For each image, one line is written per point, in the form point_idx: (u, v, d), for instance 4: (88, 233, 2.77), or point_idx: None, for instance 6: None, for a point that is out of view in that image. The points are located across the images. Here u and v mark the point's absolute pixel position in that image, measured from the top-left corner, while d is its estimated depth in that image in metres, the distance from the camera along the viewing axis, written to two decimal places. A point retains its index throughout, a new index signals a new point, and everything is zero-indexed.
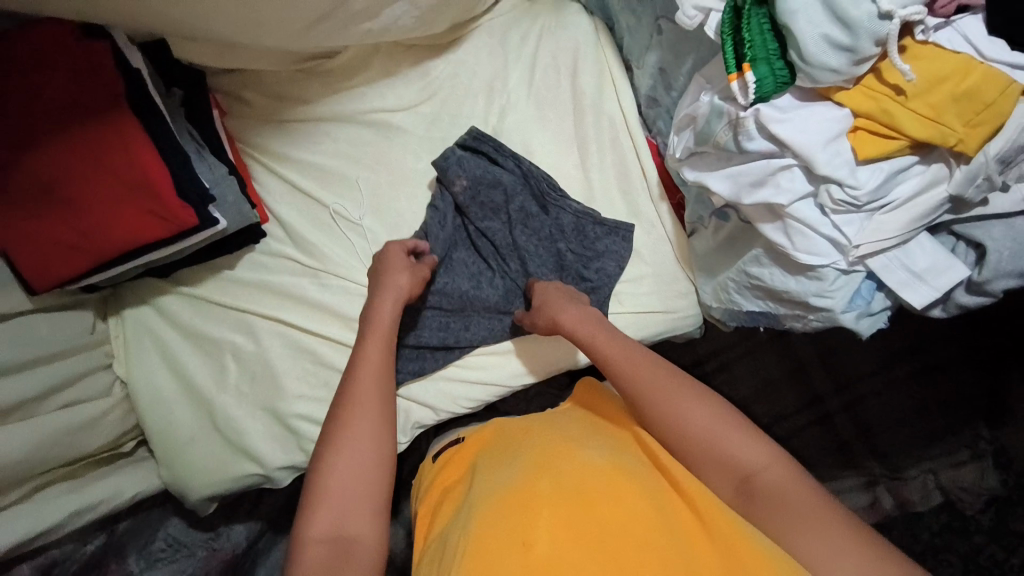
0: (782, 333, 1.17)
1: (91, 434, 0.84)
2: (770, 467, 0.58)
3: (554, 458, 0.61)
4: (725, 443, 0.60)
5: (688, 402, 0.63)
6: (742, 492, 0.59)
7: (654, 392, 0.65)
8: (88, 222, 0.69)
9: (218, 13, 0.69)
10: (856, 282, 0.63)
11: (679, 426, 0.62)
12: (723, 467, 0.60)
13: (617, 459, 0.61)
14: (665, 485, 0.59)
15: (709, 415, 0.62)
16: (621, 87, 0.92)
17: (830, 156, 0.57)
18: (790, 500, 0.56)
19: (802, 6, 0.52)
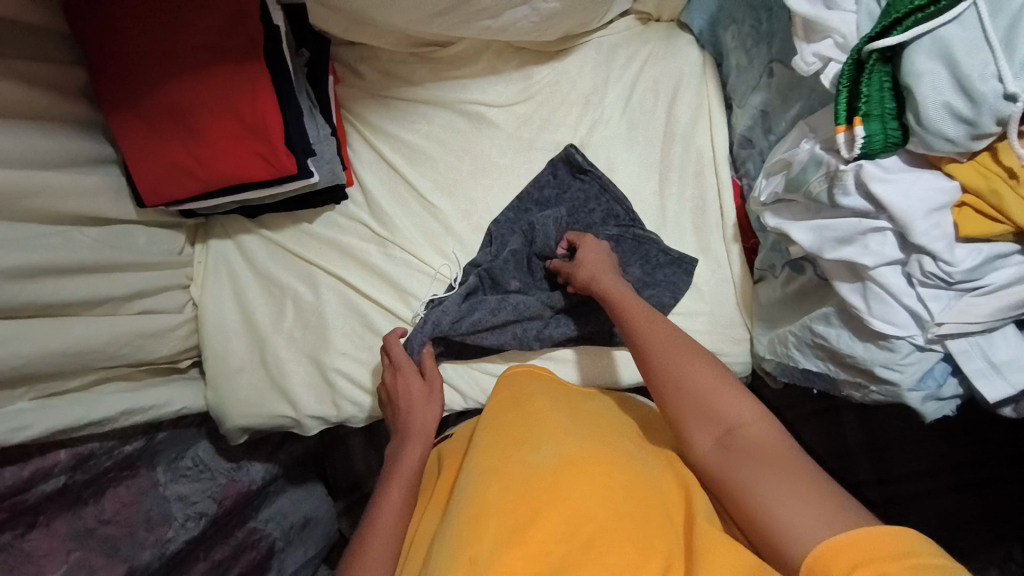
0: (826, 404, 1.13)
1: (160, 342, 0.90)
2: (755, 424, 0.61)
3: (509, 458, 0.66)
4: (716, 399, 0.63)
5: (683, 360, 0.67)
6: (725, 443, 0.61)
7: (661, 350, 0.69)
8: (203, 151, 0.75)
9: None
10: (930, 361, 0.60)
11: (676, 384, 0.66)
12: (710, 418, 0.63)
13: (560, 449, 0.66)
14: (608, 464, 0.64)
15: (707, 376, 0.65)
16: (716, 123, 0.93)
17: (930, 227, 0.55)
18: (764, 451, 0.58)
19: (929, 70, 0.52)
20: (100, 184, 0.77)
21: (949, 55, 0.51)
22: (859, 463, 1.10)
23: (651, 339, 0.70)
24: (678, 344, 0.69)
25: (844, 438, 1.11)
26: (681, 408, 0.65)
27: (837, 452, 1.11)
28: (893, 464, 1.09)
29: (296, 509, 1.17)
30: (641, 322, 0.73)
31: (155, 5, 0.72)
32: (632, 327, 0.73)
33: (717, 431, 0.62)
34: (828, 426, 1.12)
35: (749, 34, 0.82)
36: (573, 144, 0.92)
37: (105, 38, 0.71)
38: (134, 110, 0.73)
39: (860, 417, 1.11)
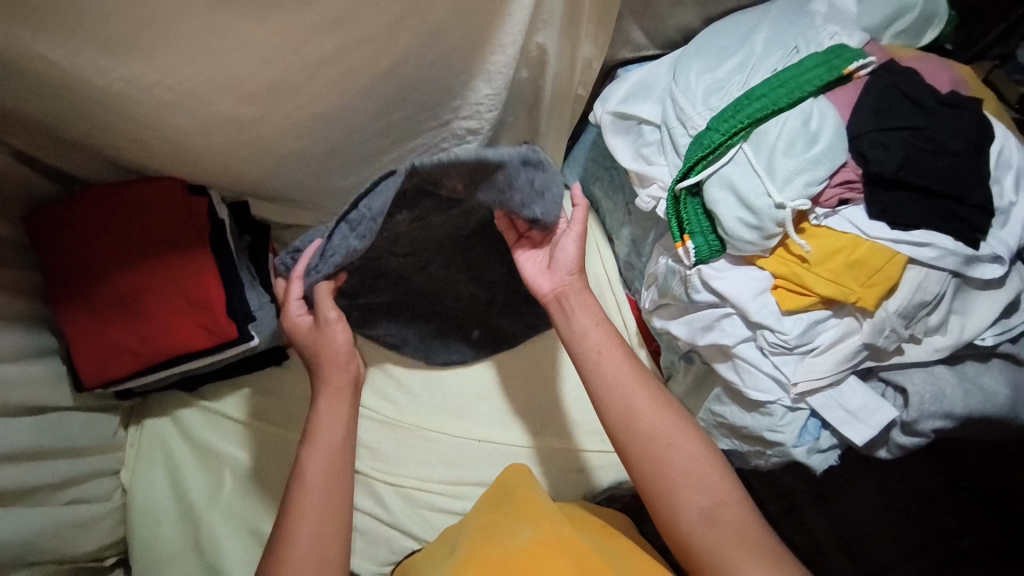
0: (787, 503, 1.15)
1: (85, 535, 0.86)
2: (733, 505, 0.66)
3: (491, 545, 0.68)
4: (703, 476, 0.67)
5: (673, 428, 0.69)
6: (711, 517, 0.65)
7: (652, 415, 0.69)
8: (149, 329, 0.82)
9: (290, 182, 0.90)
10: (801, 419, 0.70)
11: (664, 454, 0.68)
12: (698, 491, 0.66)
13: (543, 531, 0.68)
14: (592, 548, 0.66)
15: (689, 454, 0.68)
16: (605, 254, 1.10)
17: (760, 307, 0.70)
18: (744, 534, 0.64)
19: (722, 198, 0.71)
20: (43, 374, 0.80)
21: (732, 185, 0.71)
22: (836, 560, 1.13)
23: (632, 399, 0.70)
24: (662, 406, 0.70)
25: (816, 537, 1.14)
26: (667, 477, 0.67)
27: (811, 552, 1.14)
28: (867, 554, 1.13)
29: None
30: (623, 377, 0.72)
31: (107, 211, 0.83)
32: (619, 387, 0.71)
33: (704, 503, 0.66)
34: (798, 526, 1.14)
35: (609, 187, 1.05)
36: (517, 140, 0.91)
37: (60, 244, 0.81)
38: (83, 302, 0.81)
39: (820, 511, 1.15)
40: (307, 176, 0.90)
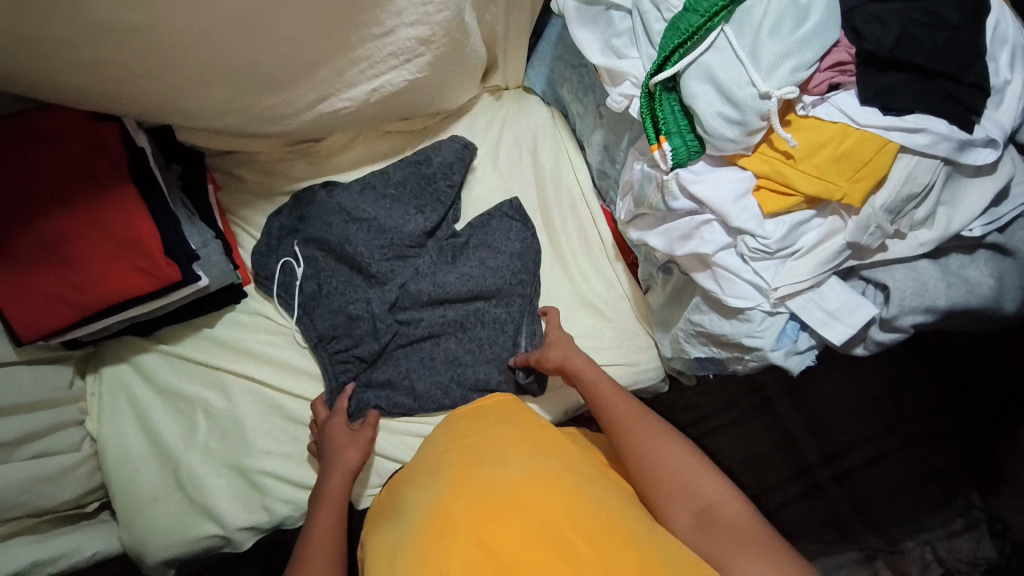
0: (760, 397, 1.25)
1: (58, 485, 0.85)
2: (729, 503, 0.68)
3: (474, 474, 0.63)
4: (693, 478, 0.70)
5: (658, 437, 0.75)
6: (702, 519, 0.67)
7: (627, 423, 0.77)
8: (78, 274, 0.74)
9: (211, 100, 0.79)
10: (780, 322, 0.68)
11: (643, 455, 0.74)
12: (687, 498, 0.69)
13: (532, 464, 0.64)
14: (579, 485, 0.63)
15: (680, 458, 0.72)
16: (577, 163, 1.04)
17: (741, 211, 0.65)
18: (738, 532, 0.65)
19: (701, 90, 0.64)
20: None
21: (712, 75, 0.63)
22: (805, 446, 1.23)
23: (614, 412, 0.79)
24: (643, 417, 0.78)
25: (785, 424, 1.24)
26: (652, 470, 0.72)
27: (781, 441, 1.24)
28: (833, 439, 1.23)
29: None
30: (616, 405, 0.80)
31: (11, 148, 0.74)
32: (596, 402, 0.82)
33: (696, 506, 0.68)
34: (767, 417, 1.25)
35: (578, 87, 0.95)
36: (517, 197, 1.02)
37: None
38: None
39: (792, 402, 1.25)
40: (231, 93, 0.79)
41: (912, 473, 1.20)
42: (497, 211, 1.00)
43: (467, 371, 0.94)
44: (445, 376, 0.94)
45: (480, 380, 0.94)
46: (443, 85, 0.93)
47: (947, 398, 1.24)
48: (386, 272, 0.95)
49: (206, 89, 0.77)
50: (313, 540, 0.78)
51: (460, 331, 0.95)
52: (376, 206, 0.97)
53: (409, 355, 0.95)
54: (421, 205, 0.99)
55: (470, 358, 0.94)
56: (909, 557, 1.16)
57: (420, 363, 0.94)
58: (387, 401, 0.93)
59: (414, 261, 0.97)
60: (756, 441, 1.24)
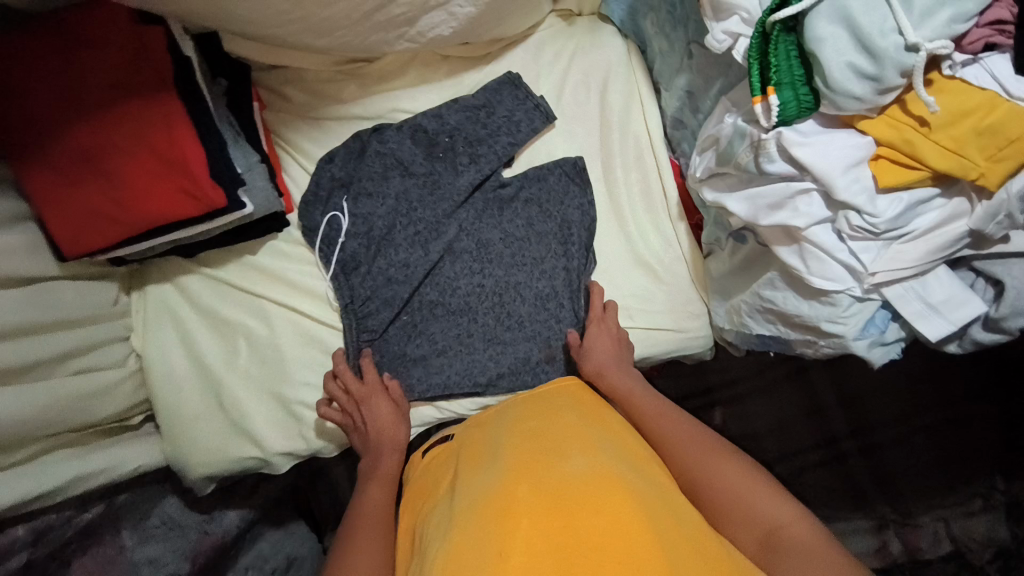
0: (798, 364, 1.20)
1: (103, 402, 0.86)
2: (795, 524, 0.64)
3: (535, 465, 0.63)
4: (757, 498, 0.67)
5: (719, 456, 0.72)
6: (768, 543, 0.64)
7: (687, 444, 0.75)
8: (123, 192, 0.71)
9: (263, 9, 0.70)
10: (869, 310, 0.63)
11: (704, 472, 0.71)
12: (743, 517, 0.67)
13: (597, 462, 0.63)
14: (646, 487, 0.61)
15: (739, 477, 0.70)
16: (648, 109, 0.95)
17: (851, 182, 0.57)
18: (803, 548, 0.61)
19: (830, 34, 0.54)
20: (18, 242, 0.72)
21: (848, 17, 0.53)
22: (833, 415, 1.19)
23: (672, 431, 0.77)
24: (703, 438, 0.75)
25: (816, 394, 1.20)
26: (715, 491, 0.69)
27: (810, 408, 1.20)
28: (866, 411, 1.19)
29: (276, 552, 1.08)
30: (670, 422, 0.78)
31: (51, 48, 0.68)
32: (649, 420, 0.80)
33: (760, 530, 0.65)
34: (802, 384, 1.20)
35: (666, 19, 0.85)
36: (582, 157, 0.95)
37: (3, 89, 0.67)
38: (40, 157, 0.68)
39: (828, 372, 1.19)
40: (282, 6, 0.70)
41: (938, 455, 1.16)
42: (557, 169, 0.94)
43: (502, 352, 0.91)
44: (482, 355, 0.91)
45: (523, 359, 0.91)
46: (511, 8, 0.85)
47: (992, 383, 1.15)
48: (432, 230, 0.92)
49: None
50: (367, 519, 0.77)
51: (500, 306, 0.92)
52: (429, 161, 0.93)
53: (442, 322, 0.92)
54: (473, 159, 0.93)
55: (510, 338, 0.91)
56: (921, 531, 1.14)
57: (455, 338, 0.92)
58: (422, 381, 0.91)
59: (459, 218, 0.93)
60: (784, 410, 1.20)
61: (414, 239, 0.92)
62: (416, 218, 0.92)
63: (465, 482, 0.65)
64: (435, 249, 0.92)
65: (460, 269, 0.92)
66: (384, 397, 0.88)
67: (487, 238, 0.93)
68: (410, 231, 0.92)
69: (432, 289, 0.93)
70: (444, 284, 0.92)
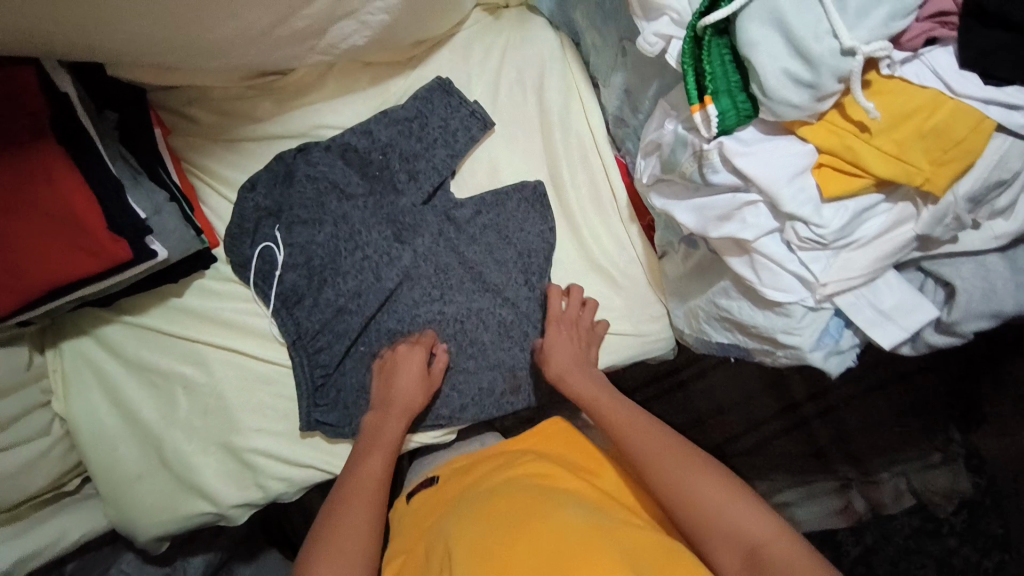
0: None
1: (30, 477, 0.80)
2: (779, 540, 0.63)
3: (528, 518, 0.61)
4: (736, 513, 0.66)
5: (696, 466, 0.70)
6: (751, 561, 0.62)
7: (661, 456, 0.72)
8: (10, 255, 0.63)
9: (138, 37, 0.61)
10: (823, 320, 0.61)
11: (681, 484, 0.69)
12: (728, 534, 0.65)
13: (592, 516, 0.62)
14: (642, 539, 0.60)
15: (717, 489, 0.68)
16: (589, 107, 0.89)
17: (796, 192, 0.54)
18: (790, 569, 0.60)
19: (763, 39, 0.50)
20: None
21: (780, 20, 0.50)
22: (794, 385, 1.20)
23: (644, 439, 0.74)
24: (676, 444, 0.73)
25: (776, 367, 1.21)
26: (695, 502, 0.67)
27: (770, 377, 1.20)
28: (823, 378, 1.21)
29: None
30: (641, 430, 0.76)
31: None
32: (619, 432, 0.77)
33: (744, 546, 0.64)
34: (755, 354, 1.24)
35: (596, 12, 0.78)
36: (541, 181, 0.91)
37: None
38: None
39: None
40: (167, 35, 0.62)
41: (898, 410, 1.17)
42: (516, 194, 0.90)
43: (465, 380, 0.91)
44: (446, 385, 0.90)
45: (485, 388, 0.91)
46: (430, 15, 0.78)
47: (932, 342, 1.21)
48: (381, 255, 0.87)
49: (125, 26, 0.58)
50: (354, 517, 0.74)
51: (462, 336, 0.90)
52: (363, 180, 0.87)
53: None
54: (413, 178, 0.87)
55: (472, 366, 0.91)
56: (884, 486, 1.15)
57: None
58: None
59: (412, 244, 0.88)
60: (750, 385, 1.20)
61: (364, 267, 0.87)
62: (363, 247, 0.87)
63: (455, 531, 0.64)
64: (388, 277, 0.88)
65: (418, 298, 0.89)
66: (416, 356, 0.85)
67: (440, 263, 0.89)
68: (356, 259, 0.87)
69: (388, 320, 0.89)
70: (400, 314, 0.89)
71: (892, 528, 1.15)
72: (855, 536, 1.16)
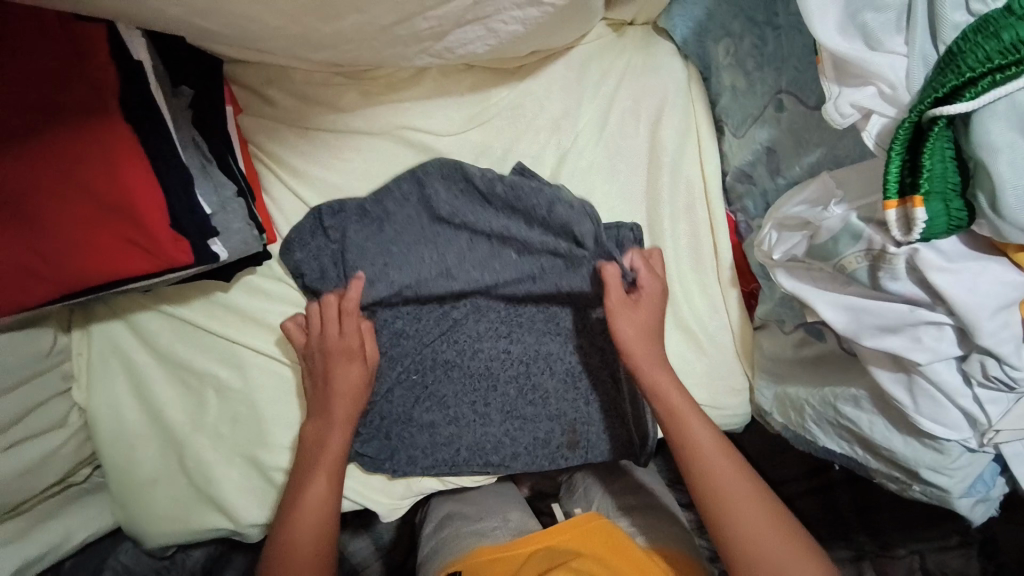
0: None
1: (41, 476, 0.71)
2: None
3: None
4: (794, 559, 0.60)
5: (764, 512, 0.63)
6: None
7: (735, 492, 0.64)
8: (51, 240, 0.54)
9: (253, 20, 0.53)
10: (980, 464, 0.54)
11: (741, 517, 0.62)
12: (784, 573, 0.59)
13: None
14: None
15: (782, 530, 0.62)
16: (707, 150, 0.80)
17: (998, 327, 0.46)
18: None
19: (1011, 145, 0.41)
20: None
21: None
22: None
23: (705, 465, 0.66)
24: (758, 489, 0.64)
25: None
26: (756, 549, 0.61)
27: None
28: None
29: None
30: (711, 454, 0.66)
31: None
32: (682, 426, 0.68)
33: None
34: None
35: (751, 53, 0.70)
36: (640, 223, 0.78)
37: None
38: None
39: None
40: (281, 19, 0.54)
41: None
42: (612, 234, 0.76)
43: (520, 428, 0.80)
44: (499, 429, 0.80)
45: (540, 438, 0.81)
46: (557, 29, 0.69)
47: None
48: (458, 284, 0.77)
49: (242, 9, 0.50)
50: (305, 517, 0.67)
51: (524, 381, 0.80)
52: (451, 228, 0.77)
53: (456, 384, 0.80)
54: (506, 235, 0.76)
55: (531, 414, 0.81)
56: None
57: (469, 405, 0.80)
58: (429, 451, 0.79)
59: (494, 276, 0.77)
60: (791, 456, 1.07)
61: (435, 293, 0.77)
62: (436, 272, 0.77)
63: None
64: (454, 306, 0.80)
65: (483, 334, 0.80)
66: (356, 359, 0.74)
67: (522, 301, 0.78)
68: (427, 282, 0.77)
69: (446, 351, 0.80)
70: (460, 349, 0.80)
71: None
72: None
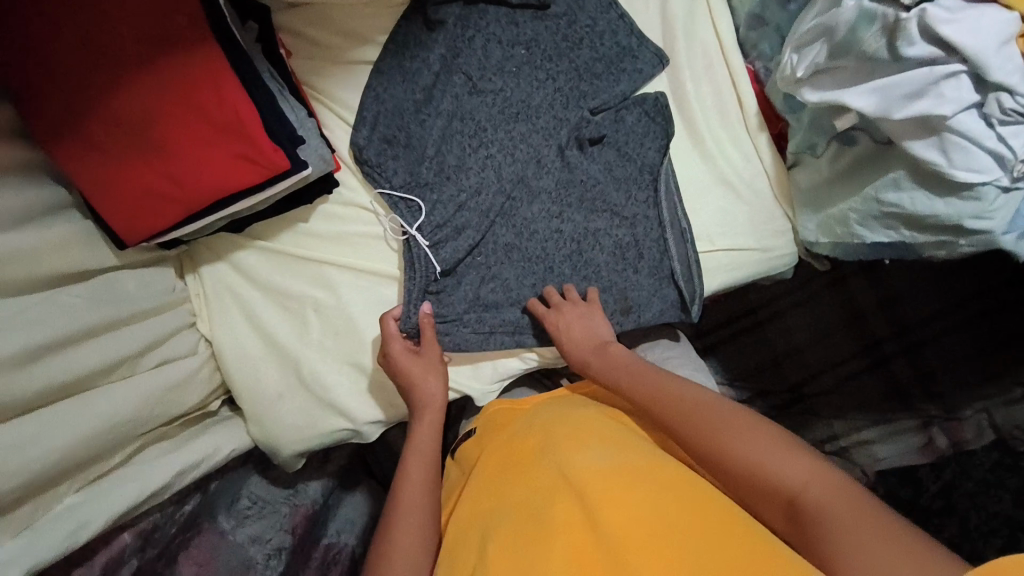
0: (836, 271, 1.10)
1: (185, 391, 0.82)
2: (816, 484, 0.56)
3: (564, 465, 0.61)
4: (772, 459, 0.59)
5: (725, 422, 0.63)
6: (792, 511, 0.56)
7: (706, 426, 0.64)
8: (175, 164, 0.64)
9: None
10: (1017, 200, 0.60)
11: (712, 451, 0.62)
12: (772, 487, 0.58)
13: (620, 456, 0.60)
14: (670, 474, 0.58)
15: (771, 448, 0.59)
16: (717, 9, 0.89)
17: (1003, 62, 0.53)
18: (834, 515, 0.53)
19: None
20: (69, 233, 0.65)
21: None
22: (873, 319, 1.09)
23: (661, 395, 0.69)
24: (717, 412, 0.65)
25: (856, 304, 1.10)
26: (735, 468, 0.60)
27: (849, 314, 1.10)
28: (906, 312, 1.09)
29: None
30: (666, 390, 0.69)
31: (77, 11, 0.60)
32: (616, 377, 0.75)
33: (783, 493, 0.57)
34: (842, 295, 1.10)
35: None
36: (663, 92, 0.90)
37: (33, 64, 0.59)
38: (85, 137, 0.61)
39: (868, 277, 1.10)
40: None
41: (979, 349, 1.06)
42: (638, 106, 0.90)
43: None
44: None
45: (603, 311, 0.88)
46: None
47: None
48: (505, 157, 0.88)
49: None
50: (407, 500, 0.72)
51: (575, 253, 0.88)
52: (479, 103, 0.88)
53: (517, 266, 0.88)
54: (540, 130, 0.89)
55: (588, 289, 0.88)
56: (966, 424, 1.04)
57: (530, 287, 0.88)
58: (497, 319, 0.87)
59: (539, 165, 0.89)
60: (828, 319, 1.11)
61: (484, 177, 0.87)
62: (481, 154, 0.88)
63: (505, 493, 0.62)
64: (501, 179, 0.88)
65: (531, 216, 0.88)
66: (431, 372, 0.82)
67: (558, 183, 0.89)
68: (485, 178, 0.87)
69: (499, 235, 0.88)
70: (512, 228, 0.88)
71: (970, 462, 1.06)
72: (935, 472, 1.07)
